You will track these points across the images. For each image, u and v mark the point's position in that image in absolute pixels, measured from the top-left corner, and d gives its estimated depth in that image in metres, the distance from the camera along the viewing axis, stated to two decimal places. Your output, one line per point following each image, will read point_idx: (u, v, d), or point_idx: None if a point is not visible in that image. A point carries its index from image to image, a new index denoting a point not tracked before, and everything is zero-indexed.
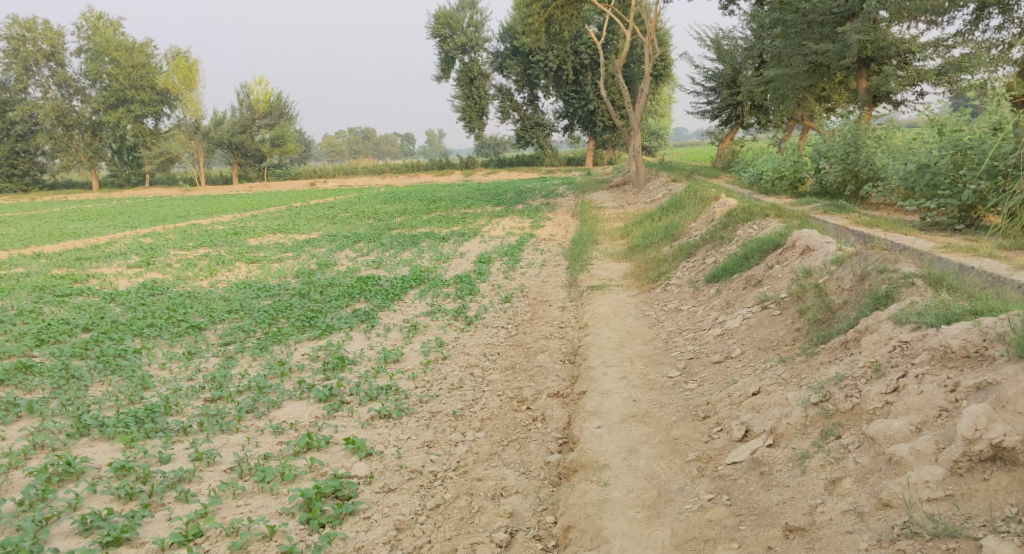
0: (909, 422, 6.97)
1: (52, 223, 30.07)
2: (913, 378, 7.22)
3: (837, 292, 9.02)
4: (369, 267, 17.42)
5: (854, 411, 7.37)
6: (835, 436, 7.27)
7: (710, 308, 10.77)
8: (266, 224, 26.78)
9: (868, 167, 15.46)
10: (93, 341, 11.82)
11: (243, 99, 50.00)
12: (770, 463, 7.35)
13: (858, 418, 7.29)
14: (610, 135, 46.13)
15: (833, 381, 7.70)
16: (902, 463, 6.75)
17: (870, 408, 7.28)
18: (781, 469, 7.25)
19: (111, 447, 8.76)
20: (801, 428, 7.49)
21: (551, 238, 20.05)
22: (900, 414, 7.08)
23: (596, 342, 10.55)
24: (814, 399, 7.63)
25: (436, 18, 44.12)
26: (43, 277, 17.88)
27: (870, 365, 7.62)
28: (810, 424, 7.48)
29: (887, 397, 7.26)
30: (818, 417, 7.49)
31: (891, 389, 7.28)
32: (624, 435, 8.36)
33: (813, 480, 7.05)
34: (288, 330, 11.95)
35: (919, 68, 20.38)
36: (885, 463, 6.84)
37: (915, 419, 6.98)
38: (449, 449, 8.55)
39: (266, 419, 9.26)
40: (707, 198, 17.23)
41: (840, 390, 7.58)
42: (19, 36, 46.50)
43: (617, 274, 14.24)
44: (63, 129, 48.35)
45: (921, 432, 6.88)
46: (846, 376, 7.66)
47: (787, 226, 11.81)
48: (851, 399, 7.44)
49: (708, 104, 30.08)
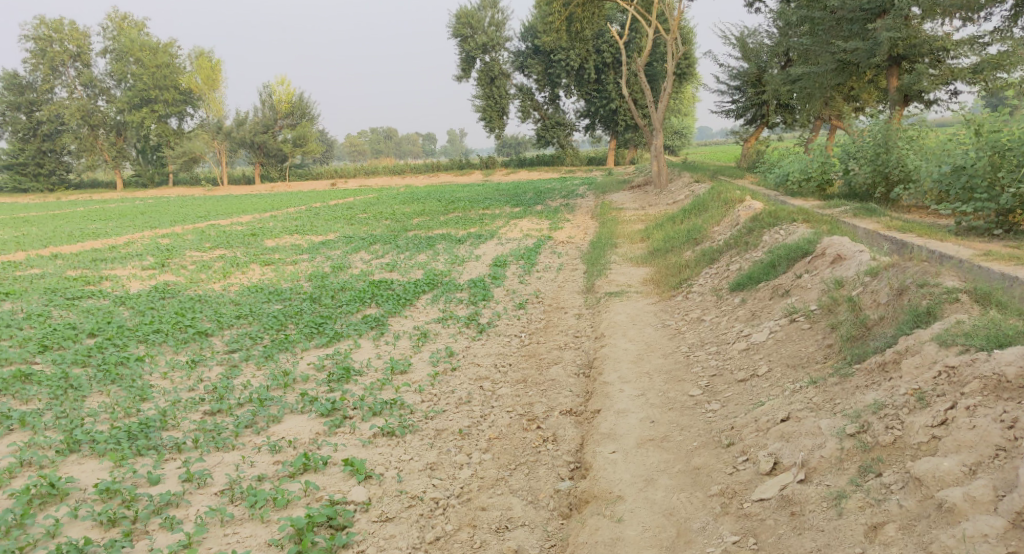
0: (961, 463, 6.42)
1: (73, 223, 29.91)
2: (963, 410, 6.66)
3: (872, 306, 8.41)
4: (383, 269, 16.99)
5: (895, 445, 6.80)
6: (875, 473, 6.70)
7: (734, 319, 10.18)
8: (285, 224, 26.43)
9: (899, 168, 14.78)
10: (96, 348, 11.38)
11: (266, 99, 49.54)
12: (802, 503, 6.76)
13: (900, 454, 6.72)
14: (632, 135, 45.45)
15: (872, 409, 7.12)
16: (955, 511, 6.20)
17: (914, 443, 6.71)
18: (814, 510, 6.67)
19: (100, 465, 8.32)
20: (836, 463, 6.92)
21: (570, 240, 19.51)
22: (950, 452, 6.52)
23: (612, 355, 9.99)
24: (851, 430, 7.05)
25: (457, 18, 43.70)
26: (57, 278, 17.61)
27: (913, 393, 7.03)
28: (847, 458, 6.90)
29: (934, 431, 6.70)
30: (856, 451, 6.91)
31: (938, 421, 6.71)
32: (640, 462, 7.80)
33: (851, 524, 6.48)
34: (295, 337, 11.50)
35: (953, 66, 19.56)
36: (935, 510, 6.27)
37: (967, 459, 6.43)
38: (453, 473, 8.06)
39: (264, 435, 8.77)
40: (731, 199, 16.61)
41: (880, 420, 7.00)
42: (46, 36, 46.36)
43: (637, 279, 13.65)
44: (88, 129, 48.39)
45: (975, 474, 6.33)
46: (885, 405, 7.08)
47: (816, 231, 11.20)
48: (892, 431, 6.86)
49: (732, 103, 29.40)
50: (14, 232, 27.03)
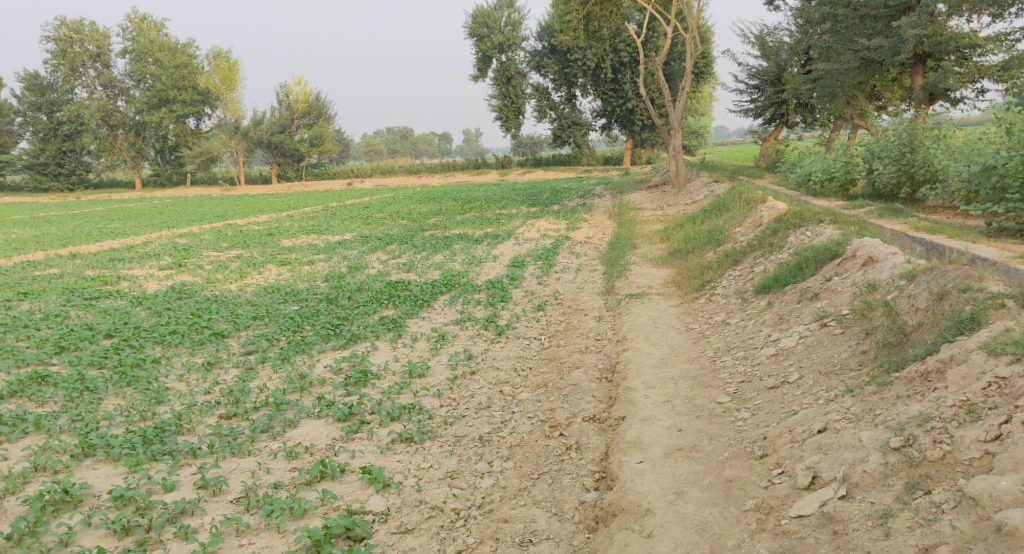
0: (1019, 482, 6.21)
1: (91, 223, 29.90)
2: (1019, 425, 6.46)
3: (910, 311, 8.14)
4: (399, 270, 16.80)
5: (944, 461, 6.58)
6: (924, 491, 6.49)
7: (761, 323, 9.91)
8: (301, 224, 26.28)
9: (926, 168, 14.42)
10: (112, 349, 11.25)
11: (283, 99, 49.48)
12: (845, 521, 6.54)
13: (951, 471, 6.51)
14: (649, 134, 45.06)
15: (917, 422, 6.89)
16: (1016, 534, 5.98)
17: (966, 459, 6.50)
18: (858, 529, 6.46)
19: (115, 471, 8.16)
20: (880, 478, 6.70)
21: (588, 241, 19.26)
22: (1006, 470, 6.31)
23: (635, 359, 9.74)
24: (895, 444, 6.82)
25: (474, 17, 43.50)
26: (75, 278, 17.53)
27: (962, 405, 6.81)
28: (892, 474, 6.68)
29: (987, 446, 6.49)
30: (901, 466, 6.69)
31: (992, 437, 6.50)
32: (668, 473, 7.57)
33: (900, 545, 6.27)
34: (312, 339, 11.32)
35: (980, 64, 19.15)
36: (992, 532, 6.07)
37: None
38: (473, 482, 7.86)
39: (280, 440, 8.59)
40: (753, 199, 16.32)
41: (927, 433, 6.78)
42: (66, 37, 46.52)
43: (658, 280, 13.39)
44: (107, 129, 48.55)
45: None
46: (932, 417, 6.85)
47: (844, 232, 10.93)
48: (941, 446, 6.64)
49: (751, 102, 29.02)
50: (33, 232, 27.05)
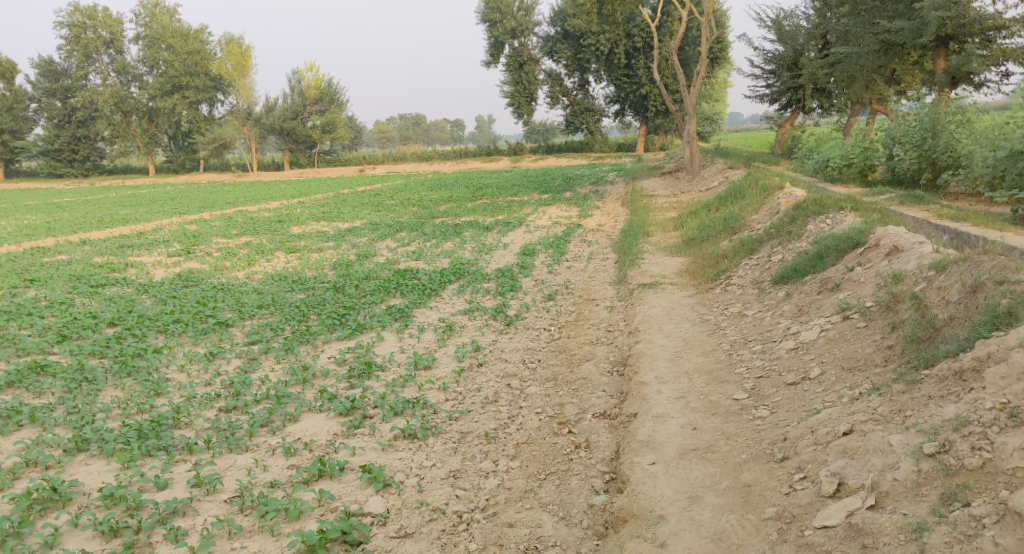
0: None
1: (104, 209, 29.67)
2: None
3: (940, 305, 7.74)
4: (409, 258, 16.46)
5: (984, 469, 6.21)
6: (961, 502, 6.12)
7: (780, 315, 9.51)
8: (312, 211, 25.93)
9: (948, 153, 13.90)
10: (114, 339, 10.97)
11: (295, 85, 49.05)
12: (874, 533, 6.18)
13: (991, 481, 6.14)
14: (663, 120, 44.45)
15: (953, 425, 6.50)
16: None
17: (1008, 468, 6.13)
18: (889, 543, 6.10)
19: (108, 467, 7.87)
20: (913, 488, 6.33)
21: (600, 228, 18.85)
22: None
23: (648, 352, 9.35)
24: (929, 450, 6.44)
25: (486, 3, 42.99)
26: (82, 265, 17.25)
27: (1002, 409, 6.41)
28: (926, 483, 6.31)
29: None
30: (936, 474, 6.32)
31: None
32: (682, 476, 7.21)
33: None
34: (316, 328, 11.01)
35: (1005, 47, 18.51)
36: None
37: None
38: (478, 482, 7.54)
39: (280, 435, 8.29)
40: (770, 187, 15.86)
41: (964, 439, 6.39)
42: (80, 23, 46.32)
43: (672, 270, 12.96)
44: (121, 115, 48.41)
45: None
46: (970, 421, 6.45)
47: (866, 220, 10.47)
48: (980, 453, 6.26)
49: (767, 88, 28.42)
50: (46, 219, 26.85)
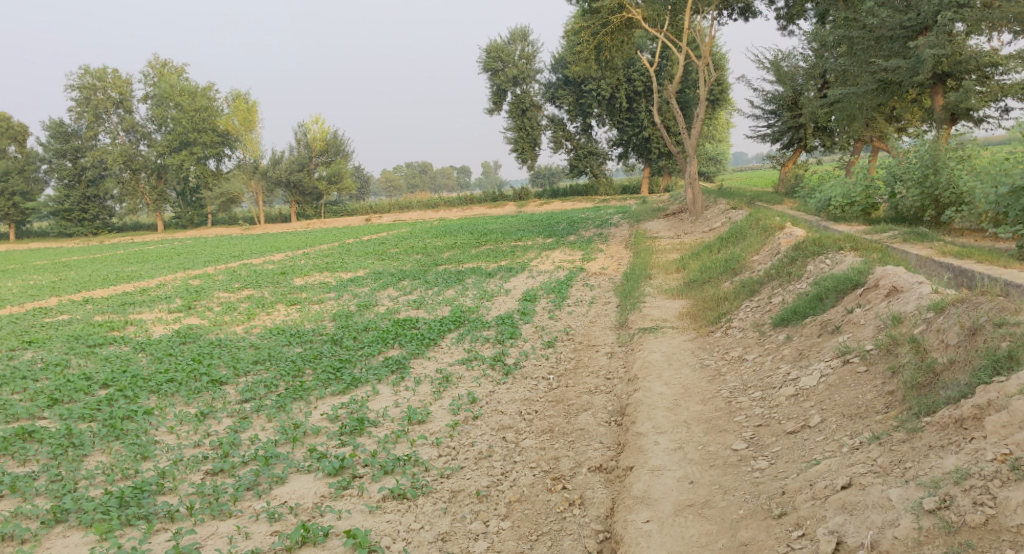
0: None
1: (110, 266, 29.59)
2: None
3: (940, 348, 7.49)
4: (409, 307, 16.25)
5: (986, 526, 6.02)
6: None
7: (779, 359, 9.21)
8: (315, 262, 25.76)
9: (950, 189, 13.68)
10: (105, 401, 10.67)
11: (300, 138, 49.38)
12: None
13: (995, 538, 5.96)
14: (666, 161, 44.47)
15: (953, 478, 6.29)
16: None
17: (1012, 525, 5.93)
18: None
19: (86, 538, 7.61)
20: (914, 547, 6.11)
21: (603, 272, 18.63)
22: None
23: (646, 400, 9.02)
24: (930, 505, 6.23)
25: (487, 52, 43.39)
26: (83, 325, 17.08)
27: (1003, 460, 6.22)
28: (927, 541, 6.10)
29: None
30: (937, 531, 6.11)
31: None
32: (677, 535, 6.93)
33: None
34: (310, 383, 10.74)
35: (1002, 82, 18.41)
36: None
37: None
38: (467, 546, 7.32)
39: (265, 499, 7.98)
40: (770, 226, 15.67)
41: (965, 492, 6.19)
42: (90, 85, 46.88)
43: (673, 313, 12.69)
44: (129, 173, 48.79)
45: None
46: (971, 474, 6.25)
47: (866, 260, 10.23)
48: (982, 509, 6.07)
49: (768, 127, 28.32)
50: (52, 278, 26.79)
